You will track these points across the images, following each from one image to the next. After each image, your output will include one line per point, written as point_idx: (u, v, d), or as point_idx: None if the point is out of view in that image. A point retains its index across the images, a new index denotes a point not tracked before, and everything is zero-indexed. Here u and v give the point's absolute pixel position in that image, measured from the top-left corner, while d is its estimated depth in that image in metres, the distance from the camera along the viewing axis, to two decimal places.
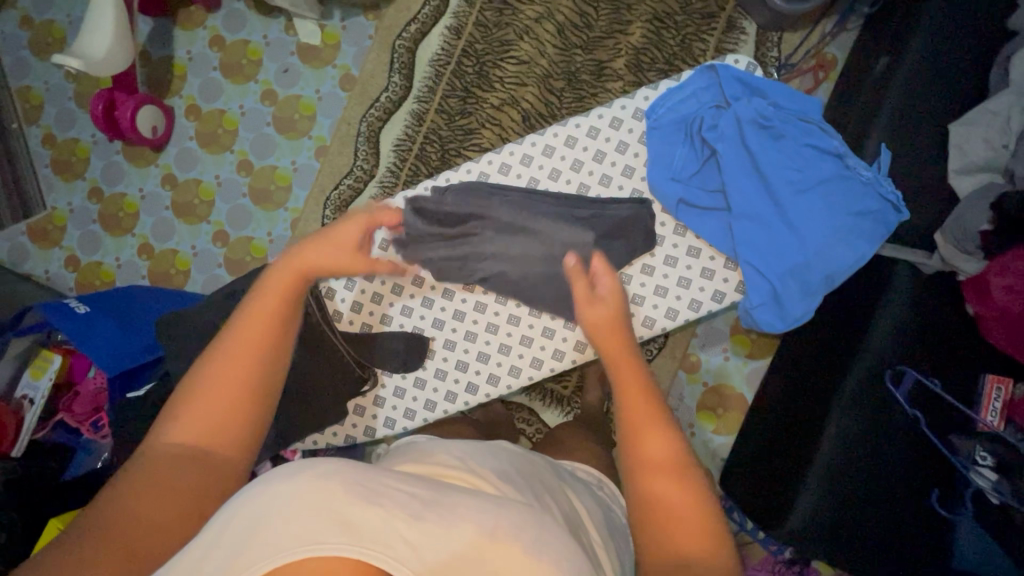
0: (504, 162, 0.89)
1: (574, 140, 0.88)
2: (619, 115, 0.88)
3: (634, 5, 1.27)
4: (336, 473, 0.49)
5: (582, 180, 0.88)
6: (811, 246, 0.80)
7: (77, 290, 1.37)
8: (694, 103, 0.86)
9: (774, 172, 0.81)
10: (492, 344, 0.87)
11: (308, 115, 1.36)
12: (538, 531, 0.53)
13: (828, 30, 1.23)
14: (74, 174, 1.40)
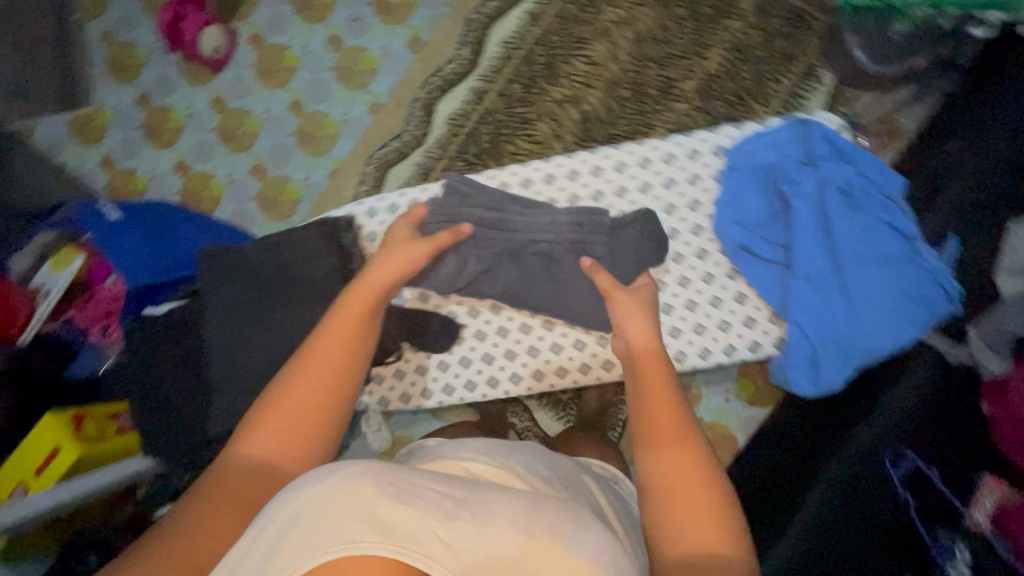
0: (576, 170, 1.05)
1: (649, 163, 1.03)
2: (699, 148, 1.04)
3: (718, 30, 1.25)
4: (367, 473, 0.52)
5: (648, 206, 1.03)
6: (863, 311, 0.96)
7: (106, 192, 1.38)
8: (780, 155, 1.02)
9: (843, 239, 0.98)
10: (539, 343, 1.03)
11: (369, 69, 1.34)
12: (575, 526, 0.53)
13: (903, 99, 1.21)
14: (126, 76, 1.39)
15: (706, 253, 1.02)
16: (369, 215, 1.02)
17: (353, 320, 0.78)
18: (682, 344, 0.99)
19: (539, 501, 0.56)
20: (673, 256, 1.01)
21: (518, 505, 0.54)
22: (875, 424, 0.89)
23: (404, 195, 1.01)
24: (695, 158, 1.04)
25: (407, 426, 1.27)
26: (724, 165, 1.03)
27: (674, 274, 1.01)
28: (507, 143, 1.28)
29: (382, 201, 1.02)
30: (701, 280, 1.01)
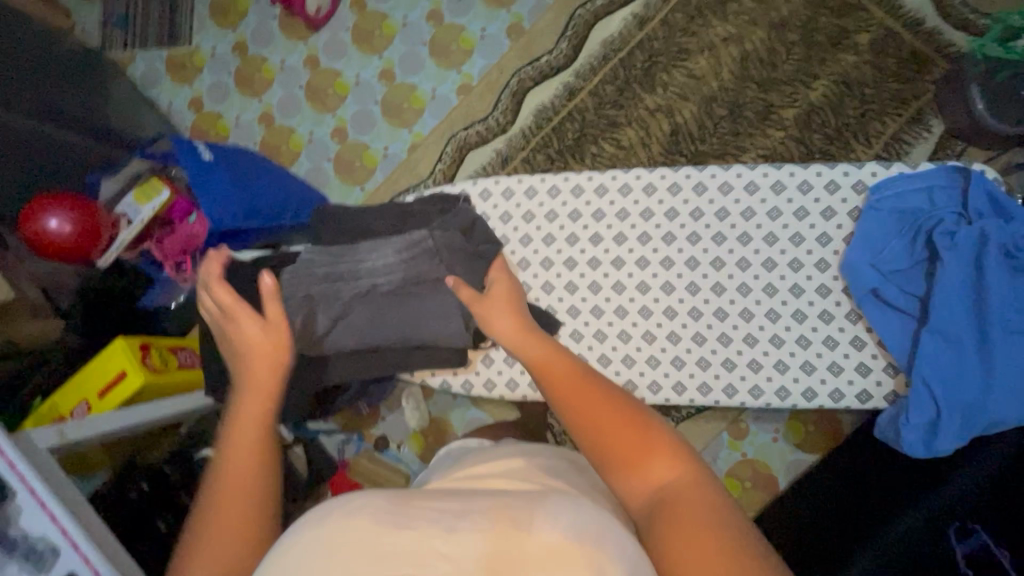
0: (704, 182, 0.90)
1: (782, 188, 0.89)
2: (840, 180, 0.88)
3: (828, 61, 1.21)
4: (361, 509, 0.48)
5: (774, 230, 0.89)
6: (1001, 387, 0.78)
7: (191, 132, 1.41)
8: (930, 211, 0.83)
9: (995, 299, 0.79)
10: (618, 352, 0.91)
11: (465, 49, 1.33)
12: (569, 507, 0.49)
13: (1016, 160, 1.15)
14: (227, 22, 1.41)
15: (827, 291, 0.87)
16: (483, 195, 0.95)
17: (252, 430, 0.67)
18: (785, 382, 0.87)
19: (539, 497, 0.51)
20: (788, 288, 0.88)
21: (520, 503, 0.50)
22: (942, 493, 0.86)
23: (528, 180, 0.94)
24: (837, 191, 0.88)
25: (445, 409, 1.27)
26: (864, 200, 0.86)
27: (788, 306, 0.88)
28: (592, 144, 1.27)
29: (498, 185, 0.95)
30: (819, 319, 0.87)
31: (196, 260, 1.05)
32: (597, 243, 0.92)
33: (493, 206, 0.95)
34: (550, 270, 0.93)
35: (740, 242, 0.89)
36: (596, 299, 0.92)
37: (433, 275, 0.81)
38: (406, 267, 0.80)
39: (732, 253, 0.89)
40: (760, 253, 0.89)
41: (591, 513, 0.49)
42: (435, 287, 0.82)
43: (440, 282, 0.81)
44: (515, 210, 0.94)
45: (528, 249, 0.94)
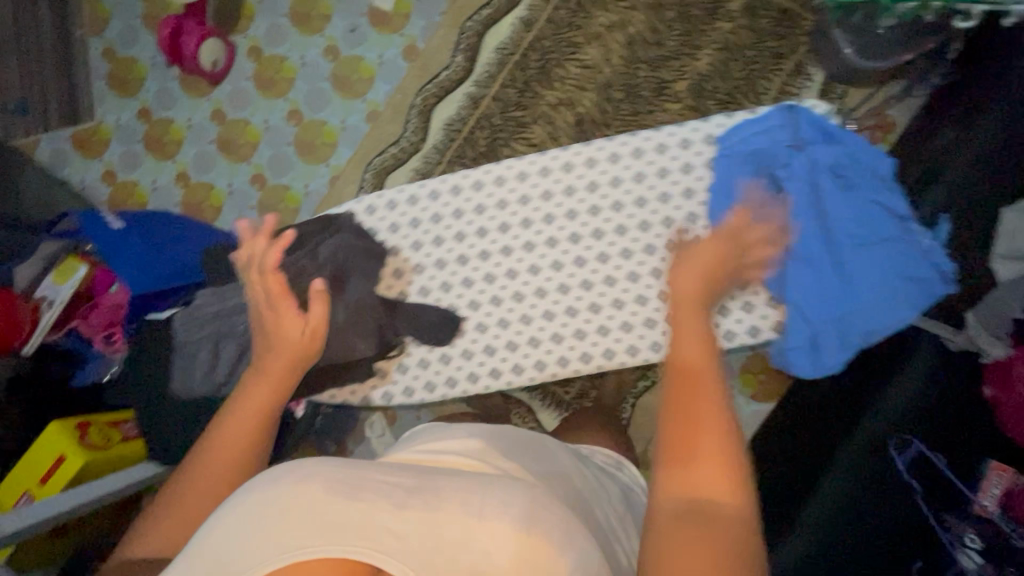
0: (593, 155, 0.93)
1: (663, 147, 0.92)
2: (690, 136, 0.91)
3: (708, 31, 1.27)
4: (317, 476, 0.47)
5: (664, 187, 0.91)
6: (862, 298, 0.83)
7: (109, 204, 1.39)
8: (772, 151, 0.86)
9: (837, 221, 0.84)
10: (523, 335, 0.93)
11: (366, 78, 1.36)
12: (530, 504, 0.50)
13: (894, 93, 1.22)
14: (127, 91, 1.41)
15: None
16: (369, 211, 0.99)
17: (259, 393, 0.73)
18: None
19: (497, 481, 0.53)
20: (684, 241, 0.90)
21: (484, 489, 0.51)
22: (884, 411, 0.89)
23: (410, 190, 0.99)
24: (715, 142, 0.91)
25: (410, 430, 1.28)
26: (715, 149, 0.90)
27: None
28: (504, 146, 1.30)
29: (382, 199, 1.00)
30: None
31: (121, 330, 1.02)
32: (485, 236, 0.96)
33: (381, 219, 0.99)
34: (445, 269, 0.97)
35: (634, 205, 0.92)
36: (492, 289, 0.95)
37: (318, 294, 0.90)
38: (291, 291, 0.90)
39: (630, 215, 0.92)
40: (653, 212, 0.91)
41: (544, 500, 0.51)
42: (325, 305, 0.90)
43: (328, 299, 0.90)
44: (402, 219, 0.99)
45: (420, 253, 0.98)
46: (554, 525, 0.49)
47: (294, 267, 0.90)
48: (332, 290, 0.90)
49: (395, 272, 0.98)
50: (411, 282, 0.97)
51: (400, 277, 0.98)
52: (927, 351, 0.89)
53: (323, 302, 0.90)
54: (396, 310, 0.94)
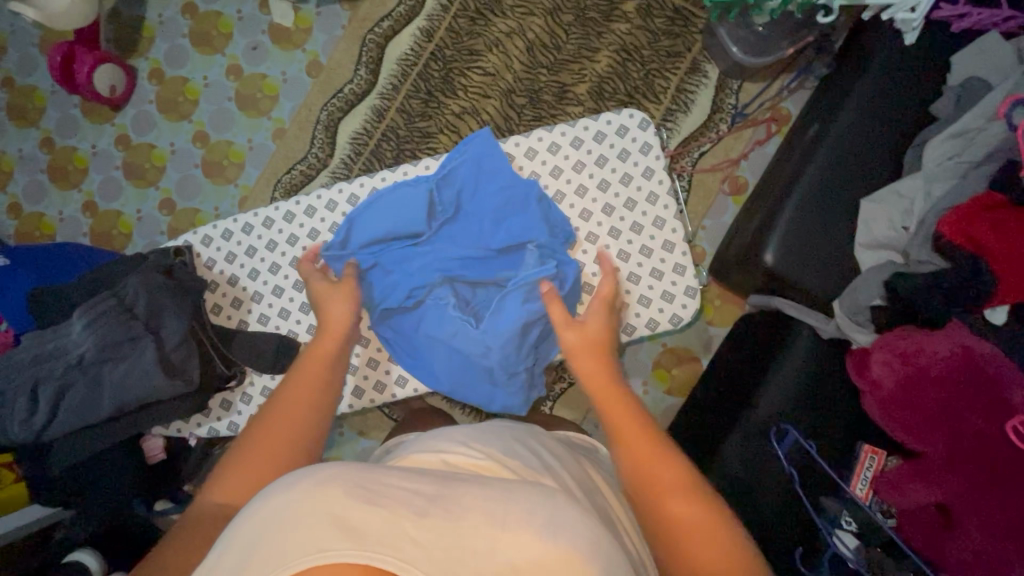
0: (532, 147, 0.86)
1: (581, 142, 0.86)
2: (513, 152, 0.86)
3: (604, 33, 1.28)
4: (337, 478, 0.46)
5: (604, 176, 0.86)
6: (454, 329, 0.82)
7: (15, 237, 1.36)
8: (410, 188, 0.83)
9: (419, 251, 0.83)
10: (359, 359, 0.86)
11: (271, 95, 1.36)
12: (549, 509, 0.48)
13: (786, 85, 1.25)
14: (28, 121, 1.39)
15: (663, 221, 0.85)
16: (204, 241, 0.87)
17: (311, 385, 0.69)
18: (629, 320, 0.84)
19: (516, 488, 0.50)
20: (630, 227, 0.85)
21: (510, 498, 0.48)
22: (763, 404, 0.90)
23: (263, 212, 0.87)
24: (649, 127, 0.86)
25: (334, 447, 1.24)
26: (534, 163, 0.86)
27: (634, 244, 0.85)
28: (410, 157, 1.30)
29: (198, 236, 0.88)
30: (663, 250, 0.85)
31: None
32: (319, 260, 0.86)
33: (217, 249, 0.87)
34: (301, 291, 0.85)
35: (578, 196, 0.86)
36: (309, 318, 0.85)
37: (127, 336, 0.74)
38: (95, 336, 0.74)
39: (572, 208, 0.86)
40: (597, 201, 0.85)
41: (568, 514, 0.48)
42: (135, 346, 0.74)
43: (137, 339, 0.74)
44: (258, 242, 0.87)
45: (258, 282, 0.86)
46: (571, 531, 0.46)
47: (94, 309, 0.75)
48: (144, 330, 0.75)
49: (214, 308, 0.86)
50: (250, 312, 0.86)
51: (220, 314, 0.86)
52: (802, 341, 0.91)
53: (133, 343, 0.74)
54: (231, 340, 0.82)
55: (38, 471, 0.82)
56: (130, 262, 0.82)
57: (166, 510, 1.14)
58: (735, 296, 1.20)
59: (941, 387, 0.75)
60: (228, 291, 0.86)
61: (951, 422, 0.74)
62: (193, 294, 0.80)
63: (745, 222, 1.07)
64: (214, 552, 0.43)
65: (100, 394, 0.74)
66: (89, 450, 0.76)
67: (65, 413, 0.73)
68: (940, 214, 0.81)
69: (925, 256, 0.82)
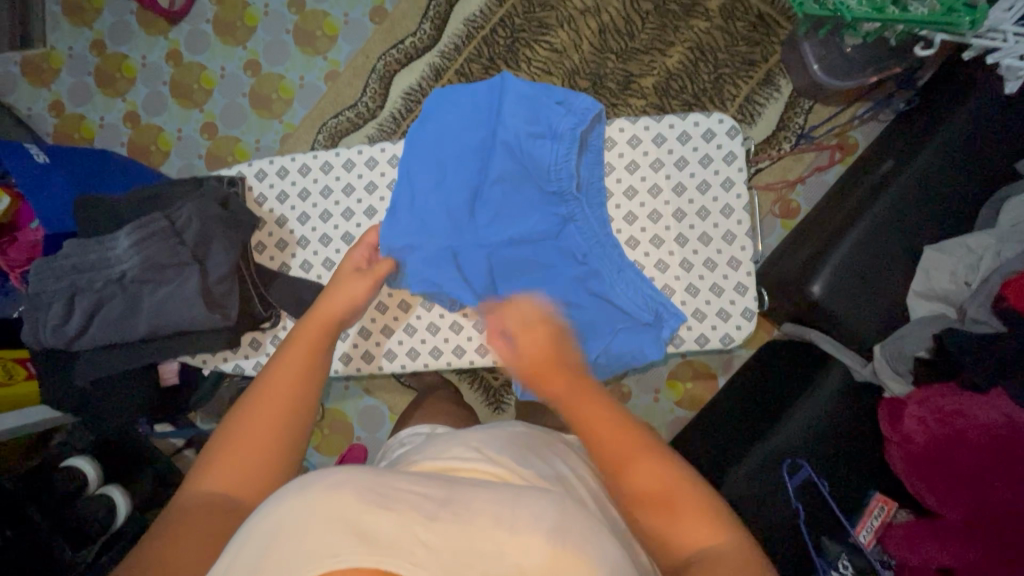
0: (612, 137, 0.84)
1: (663, 140, 0.83)
2: (610, 146, 0.84)
3: (682, 28, 1.23)
4: (348, 482, 0.44)
5: (681, 180, 0.83)
6: (538, 276, 0.82)
7: (53, 136, 1.35)
8: (465, 128, 0.81)
9: (495, 195, 0.82)
10: (400, 320, 0.86)
11: (330, 35, 1.32)
12: (561, 514, 0.47)
13: (859, 114, 1.20)
14: (82, 20, 1.35)
15: (732, 237, 0.82)
16: (258, 175, 0.87)
17: (298, 349, 0.67)
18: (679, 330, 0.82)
19: (524, 492, 0.49)
20: (698, 236, 0.82)
21: (523, 501, 0.48)
22: (788, 429, 0.88)
23: (323, 156, 0.86)
24: (736, 137, 0.82)
25: (338, 400, 1.24)
26: (613, 153, 0.84)
27: (698, 255, 0.82)
28: None
29: (252, 168, 0.88)
30: (727, 266, 0.82)
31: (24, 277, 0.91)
32: (372, 217, 0.85)
33: (269, 186, 0.87)
34: (350, 245, 0.85)
35: (651, 194, 0.83)
36: None
37: (174, 261, 0.73)
38: (141, 253, 0.72)
39: (642, 206, 0.83)
40: (669, 204, 0.83)
41: (578, 524, 0.47)
42: (180, 273, 0.73)
43: (184, 267, 0.73)
44: (312, 186, 0.86)
45: (306, 227, 0.86)
46: (581, 539, 0.46)
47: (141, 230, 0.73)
48: (191, 258, 0.73)
49: (259, 245, 0.86)
50: (293, 256, 0.86)
51: (262, 253, 0.86)
52: (837, 375, 0.89)
53: (178, 269, 0.73)
54: (273, 282, 0.83)
55: (54, 374, 0.82)
56: (179, 187, 0.81)
57: (167, 433, 1.15)
58: (765, 322, 1.17)
59: (978, 454, 0.73)
60: (278, 232, 0.86)
61: (980, 490, 0.72)
62: (243, 231, 0.78)
63: (795, 247, 1.04)
64: (231, 549, 0.43)
65: (136, 314, 0.73)
66: (109, 366, 0.75)
67: (97, 325, 0.72)
68: (1004, 276, 0.78)
69: (981, 315, 0.78)
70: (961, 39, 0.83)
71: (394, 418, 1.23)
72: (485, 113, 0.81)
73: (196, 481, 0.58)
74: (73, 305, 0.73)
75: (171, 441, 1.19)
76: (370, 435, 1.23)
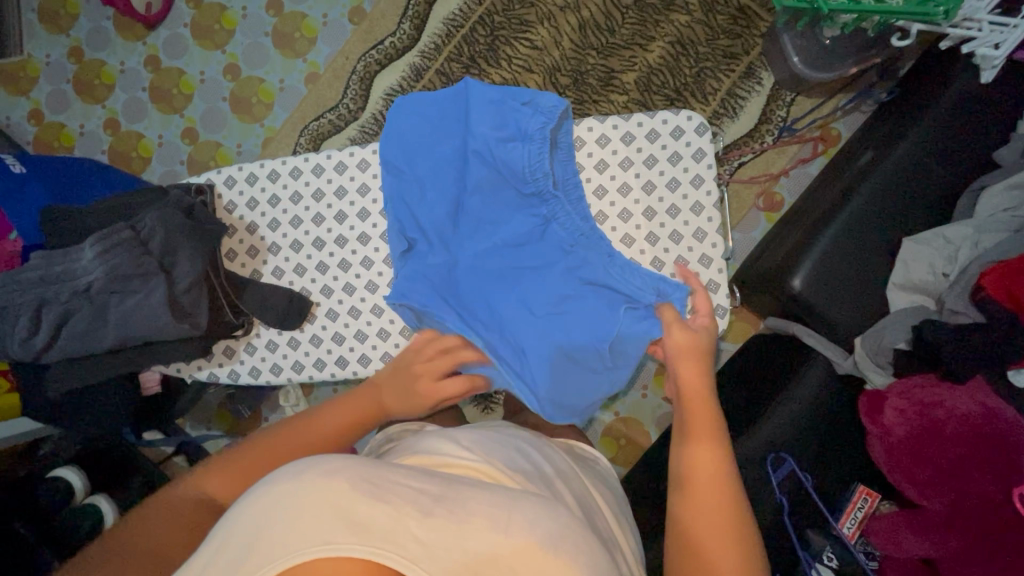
0: (581, 136, 0.83)
1: (632, 138, 0.83)
2: (585, 149, 0.83)
3: (662, 22, 1.22)
4: (343, 471, 0.44)
5: (651, 177, 0.82)
6: (523, 279, 0.81)
7: (33, 145, 1.34)
8: (432, 135, 0.81)
9: (472, 201, 0.82)
10: (373, 326, 0.84)
11: (309, 37, 1.31)
12: (553, 520, 0.48)
13: (841, 105, 1.20)
14: (59, 27, 1.34)
15: (704, 234, 0.82)
16: (227, 182, 0.86)
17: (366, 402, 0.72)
18: None
19: (521, 498, 0.49)
20: (669, 235, 0.82)
21: (519, 504, 0.48)
22: (768, 427, 0.88)
23: (292, 161, 0.86)
24: (706, 133, 0.82)
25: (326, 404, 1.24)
26: (585, 155, 0.83)
27: (670, 253, 0.82)
28: None
29: (221, 176, 0.87)
30: (699, 263, 0.82)
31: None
32: (343, 221, 0.85)
33: (239, 193, 0.86)
34: (321, 250, 0.85)
35: (621, 193, 0.83)
36: (325, 279, 0.85)
37: (138, 271, 0.72)
38: (106, 265, 0.72)
39: (613, 205, 0.83)
40: (640, 203, 0.83)
41: (564, 526, 0.48)
42: (145, 284, 0.72)
43: (149, 277, 0.72)
44: (282, 192, 0.86)
45: (277, 234, 0.86)
46: (572, 550, 0.46)
47: (106, 240, 0.72)
48: (157, 267, 0.73)
49: (229, 253, 0.86)
50: (265, 263, 0.86)
51: (233, 260, 0.86)
52: (819, 369, 0.90)
53: (143, 280, 0.72)
54: (244, 289, 0.82)
55: (32, 387, 0.82)
56: (150, 197, 0.80)
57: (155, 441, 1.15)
58: (751, 315, 1.17)
59: (958, 446, 0.72)
60: (249, 240, 0.86)
61: (959, 481, 0.72)
62: (211, 239, 0.77)
63: (777, 240, 1.04)
64: (219, 536, 0.42)
65: (103, 326, 0.72)
66: (84, 378, 0.75)
67: (66, 339, 0.72)
68: (983, 266, 0.78)
69: (960, 306, 0.79)
70: (937, 28, 0.82)
71: None
72: (453, 121, 0.81)
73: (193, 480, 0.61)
74: (42, 318, 0.72)
75: (159, 448, 1.20)
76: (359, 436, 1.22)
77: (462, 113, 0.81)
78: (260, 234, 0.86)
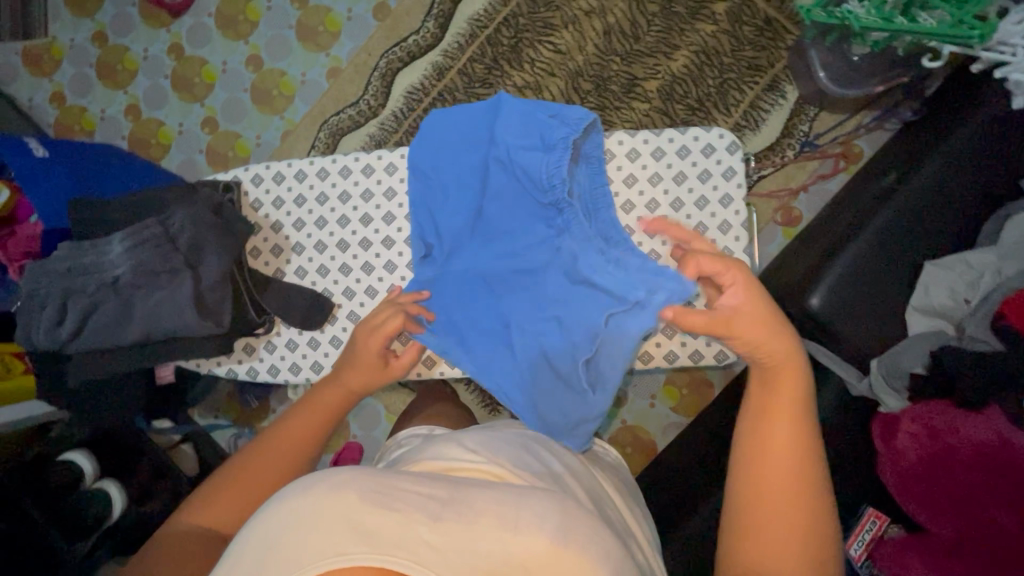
0: (611, 150, 0.83)
1: (661, 153, 0.82)
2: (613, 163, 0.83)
3: (687, 31, 1.21)
4: (351, 483, 0.45)
5: (679, 194, 0.82)
6: (538, 291, 0.79)
7: (54, 128, 1.35)
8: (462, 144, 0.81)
9: (495, 210, 0.81)
10: None
11: (332, 31, 1.31)
12: (562, 515, 0.48)
13: (865, 123, 1.19)
14: (84, 11, 1.35)
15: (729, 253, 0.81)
16: (254, 180, 0.87)
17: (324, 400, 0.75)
18: (673, 347, 0.82)
19: (527, 495, 0.49)
20: None
21: (526, 500, 0.48)
22: None
23: (320, 162, 0.86)
24: (737, 152, 0.81)
25: None
26: (613, 169, 0.83)
27: None
28: None
29: (248, 173, 0.87)
30: None
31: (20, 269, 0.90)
32: (368, 224, 0.85)
33: (265, 191, 0.87)
34: (345, 252, 0.85)
35: (648, 208, 0.83)
36: (347, 281, 0.85)
37: (166, 266, 0.73)
38: (133, 259, 0.72)
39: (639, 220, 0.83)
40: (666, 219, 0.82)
41: (574, 519, 0.48)
42: (172, 279, 0.73)
43: (177, 273, 0.73)
44: (308, 192, 0.86)
45: (301, 234, 0.86)
46: (584, 540, 0.46)
47: (135, 235, 0.73)
48: (184, 264, 0.73)
49: (253, 251, 0.86)
50: (289, 262, 0.86)
51: (256, 258, 0.86)
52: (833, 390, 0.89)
53: (171, 275, 0.73)
54: (267, 287, 0.83)
55: (50, 373, 0.82)
56: (174, 190, 0.80)
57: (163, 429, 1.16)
58: None
59: (971, 471, 0.73)
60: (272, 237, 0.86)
61: (971, 509, 0.72)
62: (241, 238, 0.78)
63: (795, 257, 1.04)
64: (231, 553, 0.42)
65: (128, 319, 0.73)
66: (105, 367, 0.75)
67: (91, 330, 0.73)
68: (1004, 295, 0.78)
69: (980, 333, 0.78)
70: (970, 51, 0.81)
71: (390, 418, 1.23)
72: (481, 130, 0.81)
73: (186, 512, 0.64)
74: (67, 307, 0.73)
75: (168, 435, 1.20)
76: (367, 433, 1.23)
77: (492, 122, 0.80)
78: (284, 232, 0.86)
